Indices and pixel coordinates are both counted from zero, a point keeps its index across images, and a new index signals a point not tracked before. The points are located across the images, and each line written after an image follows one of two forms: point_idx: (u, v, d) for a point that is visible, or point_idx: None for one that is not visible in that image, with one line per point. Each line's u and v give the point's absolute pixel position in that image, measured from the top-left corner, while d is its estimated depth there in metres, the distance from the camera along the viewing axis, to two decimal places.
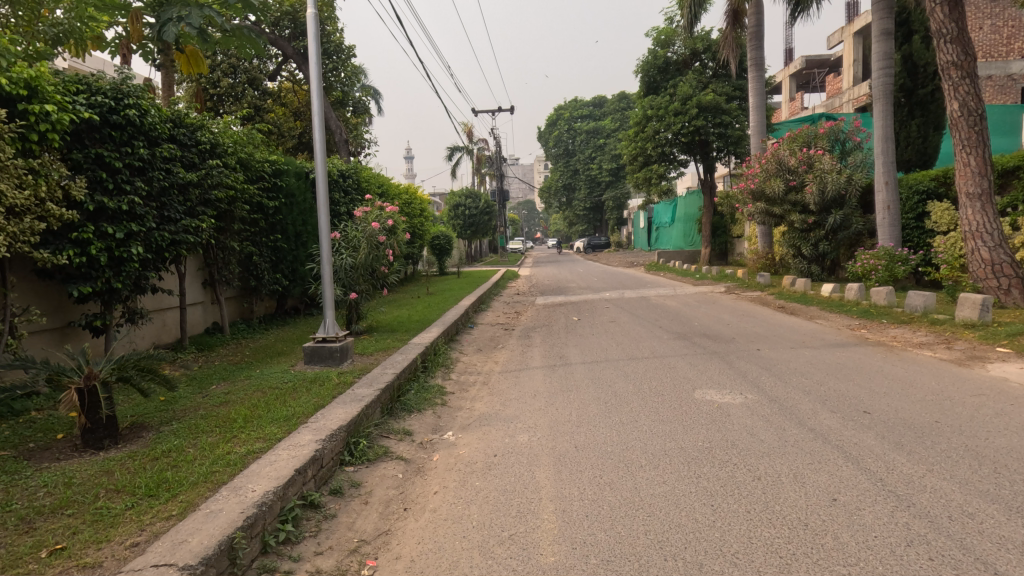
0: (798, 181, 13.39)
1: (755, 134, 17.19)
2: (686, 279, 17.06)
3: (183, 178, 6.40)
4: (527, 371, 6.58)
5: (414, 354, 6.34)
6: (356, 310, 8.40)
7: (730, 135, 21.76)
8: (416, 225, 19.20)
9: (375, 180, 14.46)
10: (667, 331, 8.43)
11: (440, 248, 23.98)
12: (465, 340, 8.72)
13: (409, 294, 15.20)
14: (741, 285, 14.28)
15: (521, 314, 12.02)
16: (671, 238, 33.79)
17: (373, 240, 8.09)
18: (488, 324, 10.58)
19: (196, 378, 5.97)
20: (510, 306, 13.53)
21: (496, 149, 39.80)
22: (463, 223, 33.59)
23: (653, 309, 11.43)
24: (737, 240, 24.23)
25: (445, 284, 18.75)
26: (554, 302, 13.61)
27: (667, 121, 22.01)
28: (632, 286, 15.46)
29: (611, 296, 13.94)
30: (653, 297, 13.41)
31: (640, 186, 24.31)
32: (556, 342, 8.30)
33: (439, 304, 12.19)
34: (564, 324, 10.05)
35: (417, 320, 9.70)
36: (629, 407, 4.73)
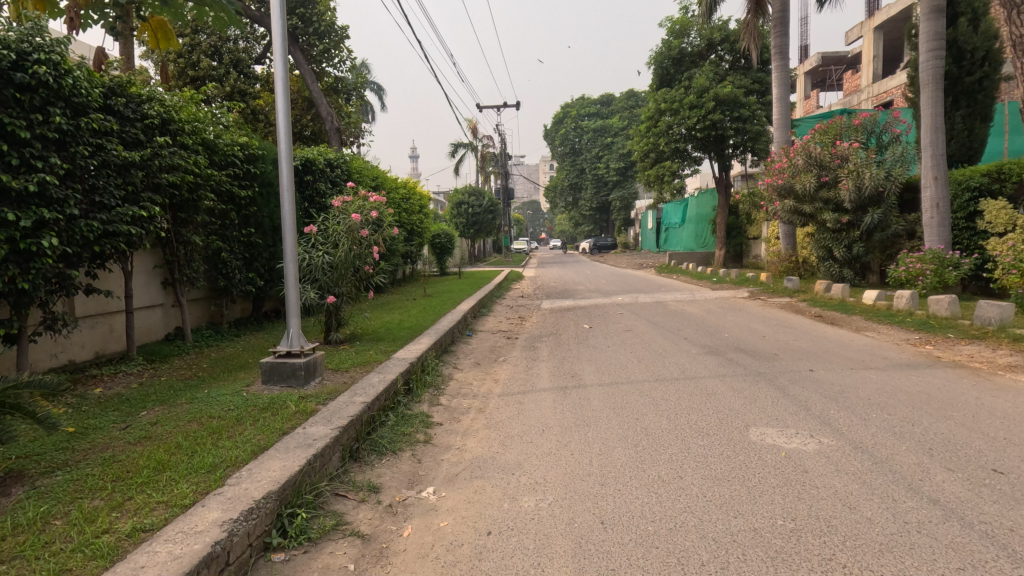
0: (830, 177, 12.22)
1: (779, 128, 16.01)
2: (703, 282, 15.88)
3: (119, 156, 5.32)
4: (533, 393, 5.45)
5: (396, 372, 5.22)
6: (336, 315, 7.29)
7: (748, 130, 20.55)
8: (414, 222, 18.10)
9: (368, 172, 13.37)
10: (694, 344, 7.28)
11: (440, 247, 22.96)
12: (461, 351, 7.59)
13: (405, 296, 14.10)
14: (765, 290, 13.09)
15: (525, 320, 10.89)
16: (680, 239, 32.77)
17: (354, 235, 6.95)
18: (488, 331, 9.45)
19: (127, 402, 4.88)
20: (513, 311, 12.39)
21: (500, 146, 38.62)
22: (466, 222, 32.49)
23: (673, 316, 10.28)
24: (753, 242, 23.00)
25: (445, 285, 17.64)
26: (562, 308, 12.46)
27: (682, 116, 20.83)
28: (645, 290, 14.31)
29: (624, 301, 12.80)
30: (670, 302, 12.26)
31: (652, 185, 23.13)
32: (566, 355, 7.16)
33: (436, 308, 11.06)
34: (574, 333, 8.91)
35: (408, 327, 8.59)
36: (668, 456, 3.58)
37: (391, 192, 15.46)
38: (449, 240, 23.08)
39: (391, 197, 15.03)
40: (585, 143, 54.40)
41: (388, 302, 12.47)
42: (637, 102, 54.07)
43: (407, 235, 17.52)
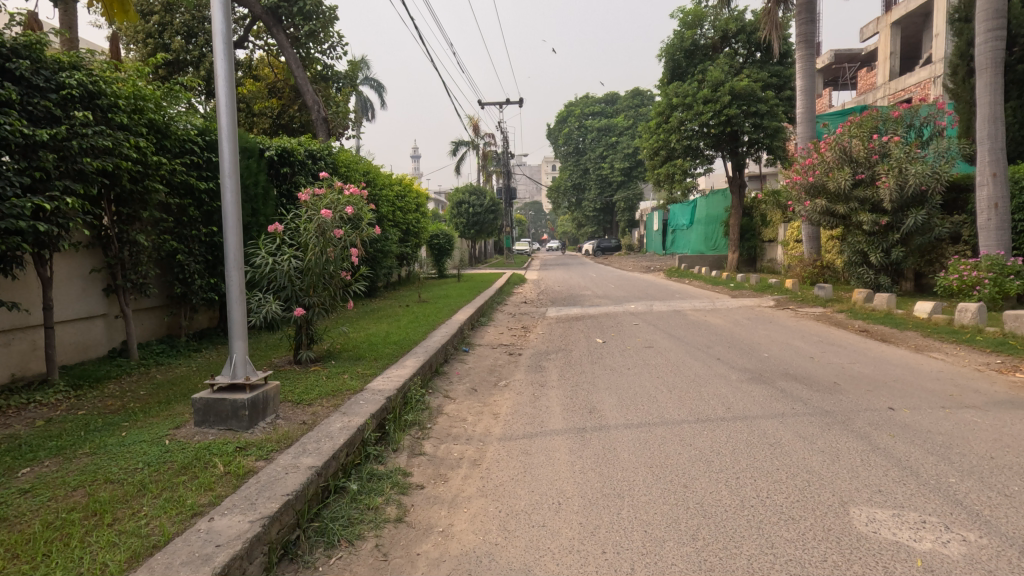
0: (867, 174, 11.09)
1: (802, 123, 14.91)
2: (720, 288, 14.74)
3: (14, 130, 4.22)
4: (541, 436, 4.33)
5: (368, 410, 4.07)
6: (308, 330, 6.16)
7: (765, 126, 19.39)
8: (410, 221, 16.99)
9: (357, 166, 12.29)
10: (732, 368, 6.14)
11: (439, 247, 21.87)
12: (454, 373, 6.45)
13: (398, 302, 12.96)
14: (793, 298, 11.92)
15: (529, 332, 9.76)
16: (689, 241, 31.61)
17: (326, 237, 5.80)
18: (488, 346, 8.30)
19: (14, 451, 3.75)
20: (515, 320, 11.24)
21: (502, 144, 37.46)
22: (467, 222, 31.36)
23: (695, 328, 9.15)
24: (768, 245, 21.82)
25: (442, 289, 16.53)
26: (569, 317, 11.31)
27: (694, 111, 19.68)
28: (659, 297, 13.17)
29: (637, 309, 11.67)
30: (689, 311, 11.14)
31: (661, 184, 21.96)
32: (580, 379, 6.01)
33: (430, 318, 9.92)
34: (586, 349, 7.78)
35: (396, 343, 7.47)
36: (750, 567, 2.43)
37: (385, 189, 14.38)
38: (449, 240, 22.01)
39: (384, 194, 13.94)
40: (588, 143, 53.24)
41: (379, 309, 11.33)
42: (642, 101, 52.84)
43: (402, 235, 16.40)
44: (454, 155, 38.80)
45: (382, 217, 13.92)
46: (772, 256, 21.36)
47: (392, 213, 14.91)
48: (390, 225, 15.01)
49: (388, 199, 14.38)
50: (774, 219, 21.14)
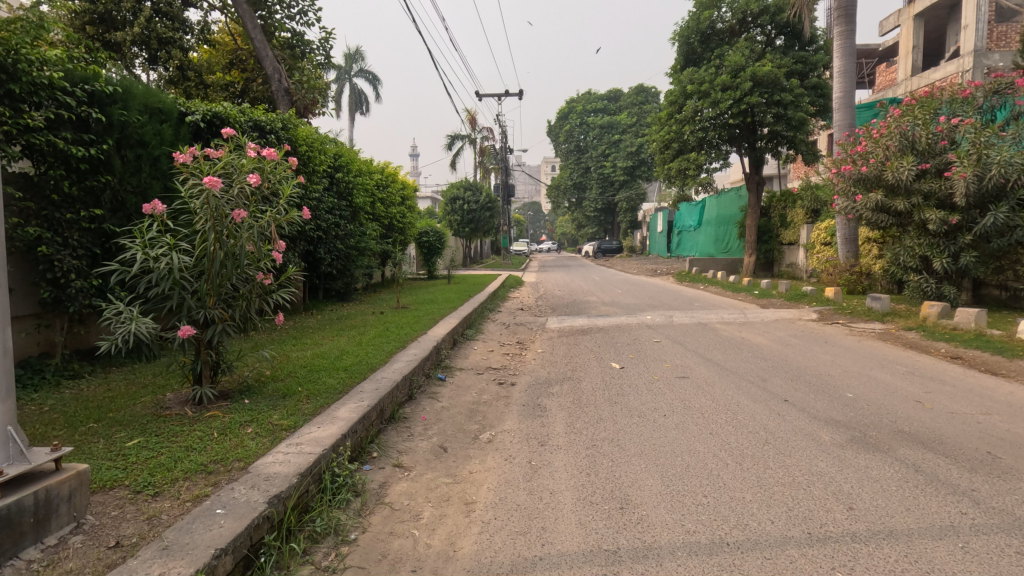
0: (932, 164, 9.26)
1: (840, 110, 13.10)
2: (745, 297, 12.91)
3: None
4: (544, 569, 2.47)
5: (226, 535, 2.22)
6: (207, 355, 4.30)
7: (790, 117, 17.53)
8: (394, 215, 15.12)
9: (326, 148, 10.43)
10: (813, 420, 4.29)
11: (429, 245, 19.95)
12: (420, 419, 4.58)
13: (372, 308, 11.08)
14: (838, 310, 10.09)
15: (525, 350, 7.91)
16: (697, 243, 29.75)
17: (224, 225, 3.90)
18: (470, 373, 6.41)
19: None
20: (507, 333, 9.37)
21: (501, 139, 35.57)
22: (461, 219, 29.44)
23: (734, 349, 7.30)
24: (788, 248, 19.98)
25: (429, 292, 14.65)
26: (573, 329, 9.48)
27: (712, 98, 17.86)
28: (678, 306, 11.31)
29: (655, 321, 9.83)
30: (717, 324, 9.32)
31: (673, 179, 20.18)
32: (597, 435, 4.14)
33: (401, 331, 7.99)
34: (599, 380, 5.92)
35: (343, 370, 5.55)
36: None
37: (361, 175, 12.50)
38: (440, 238, 20.03)
39: (358, 182, 12.05)
40: (590, 140, 51.35)
41: (345, 319, 9.44)
42: (646, 98, 50.96)
43: (384, 230, 14.52)
44: (450, 149, 36.84)
45: (356, 209, 12.08)
46: (792, 260, 19.59)
47: (369, 205, 13.04)
48: (367, 218, 13.13)
49: (365, 188, 12.52)
50: (795, 219, 19.29)
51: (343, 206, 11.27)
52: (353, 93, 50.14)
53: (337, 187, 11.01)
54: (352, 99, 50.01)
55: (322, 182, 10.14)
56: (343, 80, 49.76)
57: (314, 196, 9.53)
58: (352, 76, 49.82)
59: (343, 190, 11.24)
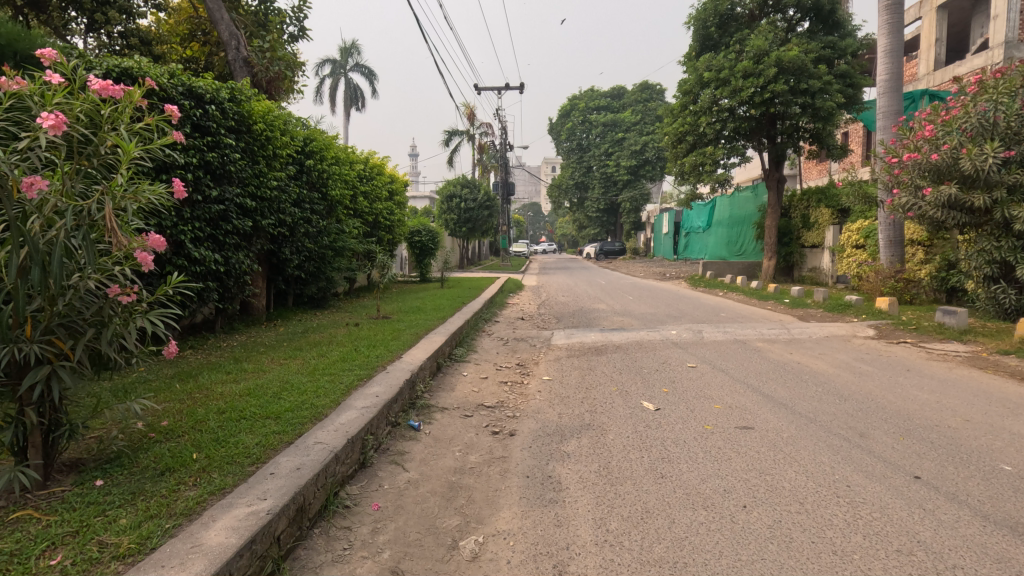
0: (1018, 151, 7.69)
1: (884, 94, 11.56)
2: (778, 308, 11.38)
3: None
4: None
5: None
6: (28, 417, 2.67)
7: (818, 107, 15.99)
8: (379, 210, 13.51)
9: (294, 129, 8.83)
10: (985, 523, 2.73)
11: (421, 246, 18.38)
12: (369, 512, 2.99)
13: (349, 318, 9.54)
14: (898, 324, 8.51)
15: (528, 377, 6.34)
16: (707, 245, 28.26)
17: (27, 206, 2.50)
18: (456, 414, 4.85)
19: None
20: (505, 351, 7.82)
21: (500, 135, 33.98)
22: (457, 218, 27.78)
23: (795, 380, 5.71)
24: (811, 251, 18.49)
25: (418, 298, 13.06)
26: (585, 347, 7.93)
27: (732, 86, 16.30)
28: (706, 320, 9.73)
29: (680, 337, 8.27)
30: (758, 342, 7.76)
31: (687, 176, 18.65)
32: (649, 554, 2.56)
33: (373, 351, 6.42)
34: (630, 429, 4.33)
35: (270, 420, 3.94)
36: None
37: (340, 165, 10.92)
38: (433, 237, 18.48)
39: (334, 170, 10.44)
40: (592, 139, 49.81)
41: (311, 333, 7.90)
42: (650, 96, 49.47)
43: (368, 228, 12.95)
44: (447, 145, 35.27)
45: (332, 203, 10.49)
46: (817, 264, 18.17)
47: (348, 199, 11.44)
48: (346, 214, 11.56)
49: (343, 179, 10.93)
50: (820, 219, 17.80)
51: (316, 199, 9.68)
52: (348, 88, 48.58)
53: (306, 176, 9.40)
54: (347, 94, 48.48)
55: (286, 168, 8.56)
56: (338, 75, 48.41)
57: (275, 185, 7.96)
58: (347, 70, 48.34)
59: (315, 179, 9.66)
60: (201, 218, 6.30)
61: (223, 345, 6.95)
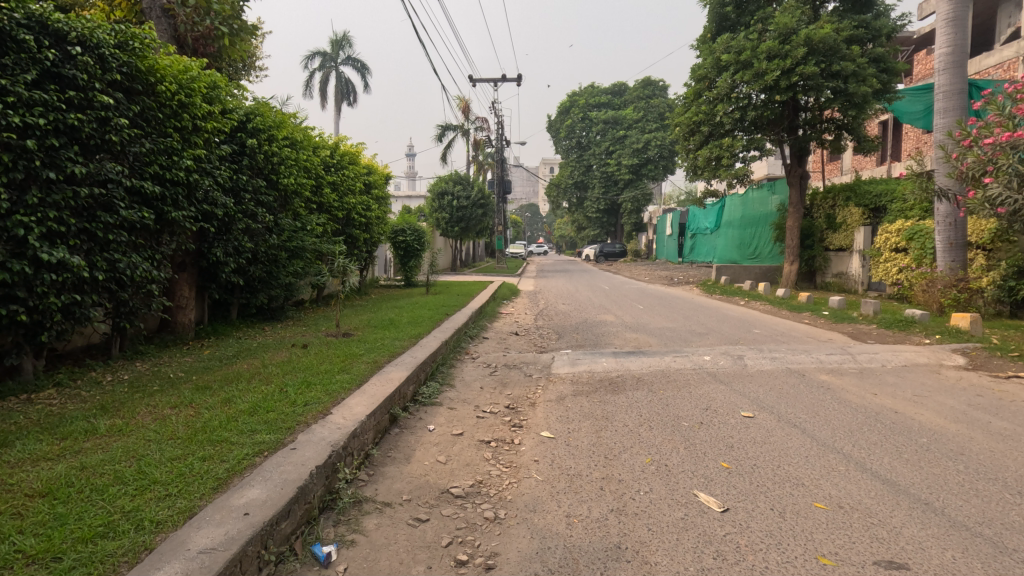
0: None
1: (942, 72, 9.88)
2: (820, 323, 9.62)
3: None
4: None
5: None
6: None
7: (851, 94, 14.20)
8: (352, 205, 11.70)
9: (229, 99, 7.03)
10: None
11: (406, 246, 16.64)
12: None
13: (302, 336, 7.72)
14: (991, 349, 6.73)
15: (520, 433, 4.50)
16: (715, 248, 26.57)
17: None
18: (401, 517, 3.02)
19: None
20: (492, 385, 6.01)
21: (496, 130, 32.23)
22: (450, 217, 25.98)
23: (912, 445, 3.91)
24: (836, 254, 16.79)
25: (397, 307, 11.26)
26: (595, 380, 6.12)
27: (753, 69, 14.56)
28: (742, 340, 7.94)
29: (716, 365, 6.47)
30: (822, 376, 5.96)
31: (702, 170, 16.88)
32: None
33: (303, 394, 4.61)
34: (690, 566, 2.53)
35: (33, 568, 2.14)
36: None
37: (299, 148, 9.12)
38: (420, 237, 16.67)
39: (288, 154, 8.64)
40: (593, 137, 48.02)
41: (241, 361, 6.11)
42: (653, 92, 47.64)
43: (338, 226, 11.15)
44: (441, 141, 33.49)
45: (287, 193, 8.72)
46: (844, 268, 16.46)
47: (309, 189, 9.65)
48: (308, 208, 9.75)
49: (303, 165, 9.13)
50: (848, 220, 16.06)
51: (261, 188, 7.87)
52: (339, 82, 46.75)
53: (247, 158, 7.61)
54: (338, 89, 46.69)
55: (216, 147, 6.77)
56: (329, 69, 46.67)
57: (192, 166, 6.14)
58: (338, 64, 46.57)
59: (261, 163, 7.85)
60: (65, 209, 4.54)
61: (108, 381, 5.11)
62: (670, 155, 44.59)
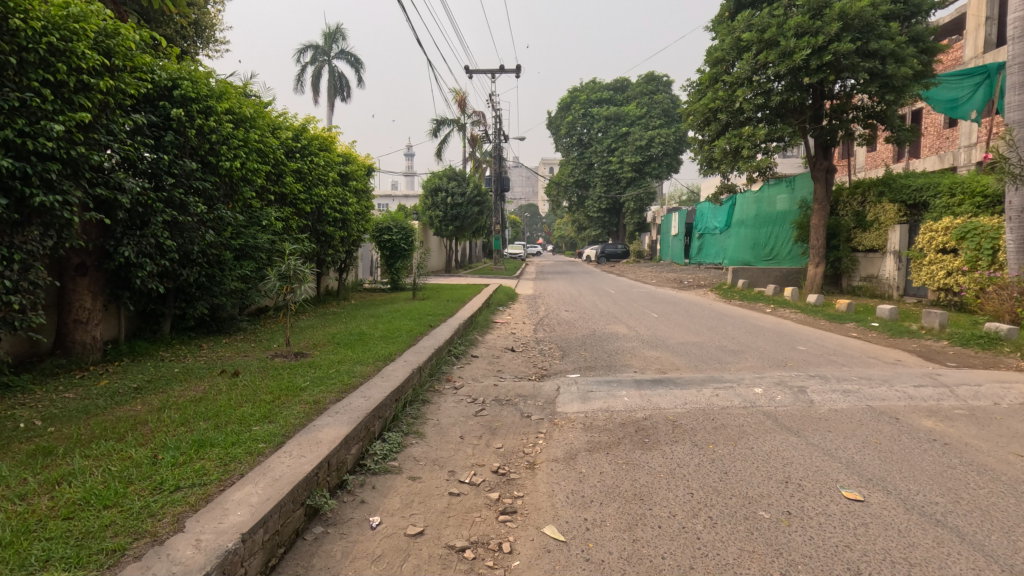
0: None
1: (1015, 39, 8.32)
2: (877, 339, 8.06)
3: None
4: None
5: None
6: None
7: (890, 76, 12.57)
8: (323, 197, 10.13)
9: (142, 54, 5.49)
10: None
11: (392, 246, 15.12)
12: None
13: (243, 358, 6.18)
14: None
15: (512, 531, 2.94)
16: (726, 248, 25.05)
17: None
18: None
19: None
20: (476, 432, 4.45)
21: (494, 124, 30.66)
22: (444, 215, 24.42)
23: None
24: (866, 255, 15.27)
25: (375, 316, 9.71)
26: (616, 425, 4.55)
27: (780, 48, 13.03)
28: (791, 364, 6.37)
29: (773, 403, 4.90)
30: (926, 421, 4.36)
31: (720, 162, 15.32)
32: None
33: (186, 465, 3.06)
34: None
35: None
36: None
37: (250, 127, 7.56)
38: (407, 236, 15.08)
39: (234, 131, 7.08)
40: (594, 133, 46.39)
41: (142, 397, 4.57)
42: (656, 87, 45.65)
43: (304, 221, 9.61)
44: (435, 136, 31.93)
45: (233, 179, 7.17)
46: (877, 272, 14.93)
47: (264, 176, 8.10)
48: (263, 199, 8.22)
49: (255, 146, 7.58)
50: (882, 217, 14.50)
51: (193, 171, 6.33)
52: (331, 77, 45.18)
53: (173, 133, 6.05)
54: (330, 83, 45.07)
55: (120, 115, 5.24)
56: (321, 63, 45.11)
57: (77, 137, 4.59)
58: (330, 58, 44.95)
59: (195, 141, 6.30)
60: None
61: None
62: (673, 153, 43.64)
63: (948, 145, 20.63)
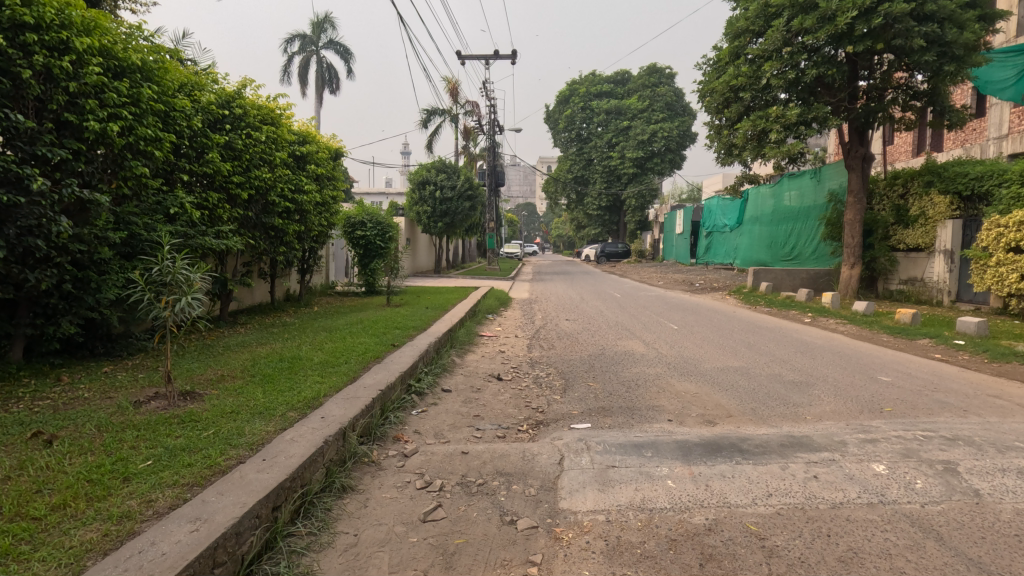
0: None
1: None
2: (975, 365, 6.18)
3: None
4: None
5: None
6: None
7: (950, 43, 10.69)
8: (269, 181, 8.17)
9: None
10: None
11: (366, 244, 13.19)
12: None
13: (98, 403, 4.20)
14: None
15: None
16: (738, 248, 23.15)
17: None
18: None
19: None
20: (415, 567, 2.48)
21: (488, 114, 28.67)
22: (432, 210, 22.43)
23: None
24: (909, 254, 13.38)
25: (330, 331, 7.78)
26: (663, 549, 2.61)
27: (820, 11, 11.13)
28: (890, 412, 4.46)
29: (917, 498, 2.95)
30: None
31: (744, 147, 13.39)
32: None
33: None
34: None
35: None
36: None
37: (145, 79, 5.64)
38: (384, 232, 13.11)
39: (113, 80, 5.15)
40: (593, 128, 44.43)
41: None
42: (659, 80, 43.62)
43: (237, 209, 7.66)
44: (426, 127, 29.93)
45: (111, 148, 5.24)
46: (923, 274, 13.01)
47: (171, 149, 6.16)
48: (170, 178, 6.28)
49: (153, 106, 5.64)
50: (929, 211, 12.60)
51: (30, 131, 4.39)
52: (319, 68, 43.06)
53: None
54: (318, 76, 42.97)
55: None
56: (309, 53, 43.02)
57: None
58: (318, 48, 42.91)
59: (34, 86, 4.39)
60: None
61: None
62: (676, 148, 41.79)
63: (974, 138, 18.86)
